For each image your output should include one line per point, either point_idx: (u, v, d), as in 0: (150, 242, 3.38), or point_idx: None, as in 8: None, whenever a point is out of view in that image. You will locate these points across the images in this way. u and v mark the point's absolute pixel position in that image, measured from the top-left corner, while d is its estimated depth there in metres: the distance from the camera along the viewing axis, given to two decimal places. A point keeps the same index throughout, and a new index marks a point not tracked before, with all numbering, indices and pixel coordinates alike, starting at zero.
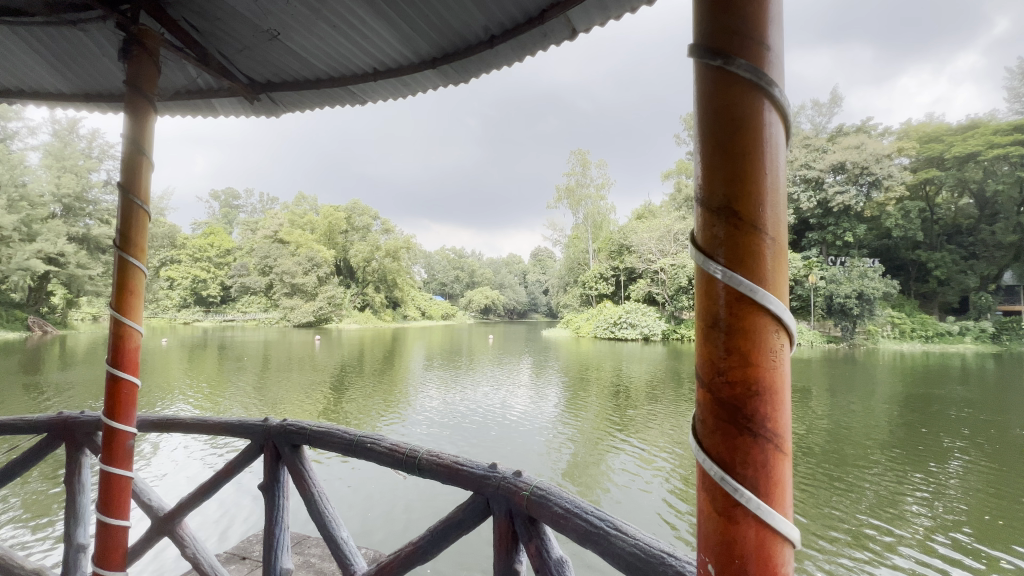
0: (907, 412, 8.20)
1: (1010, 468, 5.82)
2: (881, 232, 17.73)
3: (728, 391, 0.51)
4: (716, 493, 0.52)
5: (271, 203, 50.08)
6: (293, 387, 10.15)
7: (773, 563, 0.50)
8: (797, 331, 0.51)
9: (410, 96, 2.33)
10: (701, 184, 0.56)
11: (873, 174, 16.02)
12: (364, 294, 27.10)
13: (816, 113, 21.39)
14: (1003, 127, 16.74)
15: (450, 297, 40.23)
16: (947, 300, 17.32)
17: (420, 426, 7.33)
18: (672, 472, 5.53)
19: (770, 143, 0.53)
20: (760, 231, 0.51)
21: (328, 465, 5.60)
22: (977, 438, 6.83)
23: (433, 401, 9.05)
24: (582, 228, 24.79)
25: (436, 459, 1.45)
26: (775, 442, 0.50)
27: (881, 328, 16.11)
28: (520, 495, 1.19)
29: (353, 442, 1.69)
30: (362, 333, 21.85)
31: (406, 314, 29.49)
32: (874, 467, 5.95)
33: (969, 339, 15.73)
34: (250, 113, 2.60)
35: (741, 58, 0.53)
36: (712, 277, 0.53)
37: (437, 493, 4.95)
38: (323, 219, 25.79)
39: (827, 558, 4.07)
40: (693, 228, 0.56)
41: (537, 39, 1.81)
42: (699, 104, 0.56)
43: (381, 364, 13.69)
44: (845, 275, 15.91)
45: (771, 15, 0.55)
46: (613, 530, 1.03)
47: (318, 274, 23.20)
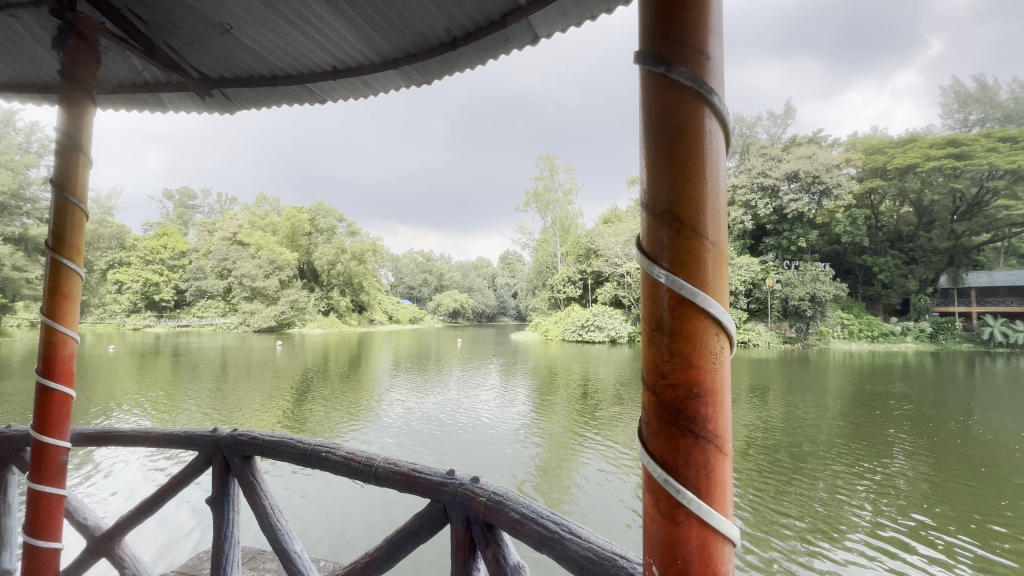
0: (857, 408, 8.64)
1: (947, 458, 6.22)
2: (831, 237, 18.70)
3: (669, 393, 0.52)
4: (659, 494, 0.52)
5: (229, 203, 48.17)
6: (253, 394, 9.76)
7: (713, 563, 0.51)
8: (736, 332, 0.52)
9: (373, 96, 2.29)
10: (645, 189, 0.56)
11: (823, 183, 16.91)
12: (328, 298, 26.37)
13: (772, 123, 22.37)
14: (938, 141, 17.22)
15: (418, 301, 39.77)
16: (890, 302, 18.42)
17: (388, 432, 7.21)
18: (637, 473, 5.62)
19: (711, 149, 0.54)
20: (702, 235, 0.52)
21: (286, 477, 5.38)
22: (919, 431, 7.26)
23: (401, 406, 8.92)
24: (550, 232, 25.02)
25: (393, 467, 1.42)
26: (716, 444, 0.51)
27: (832, 330, 16.99)
28: (477, 502, 1.17)
29: (308, 451, 1.63)
30: (326, 338, 21.25)
31: (372, 318, 28.92)
32: (827, 460, 6.24)
33: (910, 339, 16.78)
34: (202, 110, 2.50)
35: (682, 66, 0.54)
36: (658, 281, 0.53)
37: (400, 502, 4.84)
38: (286, 221, 25.04)
39: (783, 549, 4.22)
40: (637, 232, 0.57)
41: (499, 43, 1.82)
42: (646, 112, 0.57)
43: (348, 369, 13.42)
44: (799, 279, 16.66)
45: (711, 26, 0.57)
46: (568, 533, 1.03)
47: (280, 277, 22.42)
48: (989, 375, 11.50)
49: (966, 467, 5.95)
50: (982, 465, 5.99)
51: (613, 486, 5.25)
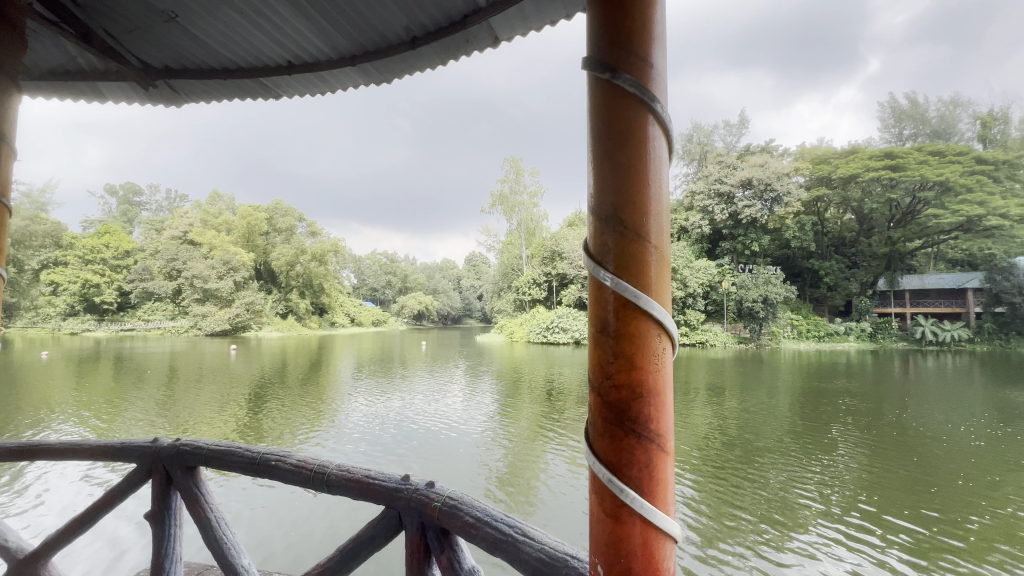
0: (805, 404, 9.10)
1: (884, 450, 6.64)
2: (782, 242, 19.62)
3: (615, 394, 0.53)
4: (604, 494, 0.53)
5: (180, 200, 45.71)
6: (204, 402, 9.28)
7: (657, 560, 0.52)
8: (677, 333, 0.54)
9: (330, 93, 2.23)
10: (592, 196, 0.57)
11: (774, 190, 17.77)
12: (287, 300, 25.47)
13: (727, 132, 23.32)
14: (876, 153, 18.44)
15: (382, 303, 39.03)
16: (835, 303, 19.54)
17: (349, 438, 7.03)
18: None
19: (654, 154, 0.55)
20: (645, 238, 0.54)
21: (236, 489, 5.11)
22: (860, 426, 7.71)
23: (362, 411, 8.73)
24: (515, 234, 25.12)
25: (347, 473, 1.38)
26: (658, 442, 0.52)
27: (782, 330, 17.86)
28: (431, 506, 1.16)
29: (257, 459, 1.57)
30: (284, 342, 20.47)
31: (333, 321, 28.14)
32: (778, 454, 6.54)
33: (852, 338, 17.84)
34: (144, 101, 2.36)
35: (626, 74, 0.55)
36: (602, 283, 0.54)
37: (358, 511, 4.69)
38: (241, 219, 23.99)
39: (736, 540, 4.37)
40: (585, 237, 0.58)
41: (459, 44, 1.81)
42: (591, 119, 0.58)
43: (307, 373, 13.01)
44: (753, 281, 17.43)
45: (656, 34, 0.58)
46: (521, 535, 1.04)
47: (234, 279, 21.43)
48: (921, 370, 12.45)
49: (901, 458, 6.35)
50: (915, 455, 6.42)
51: (577, 487, 5.30)
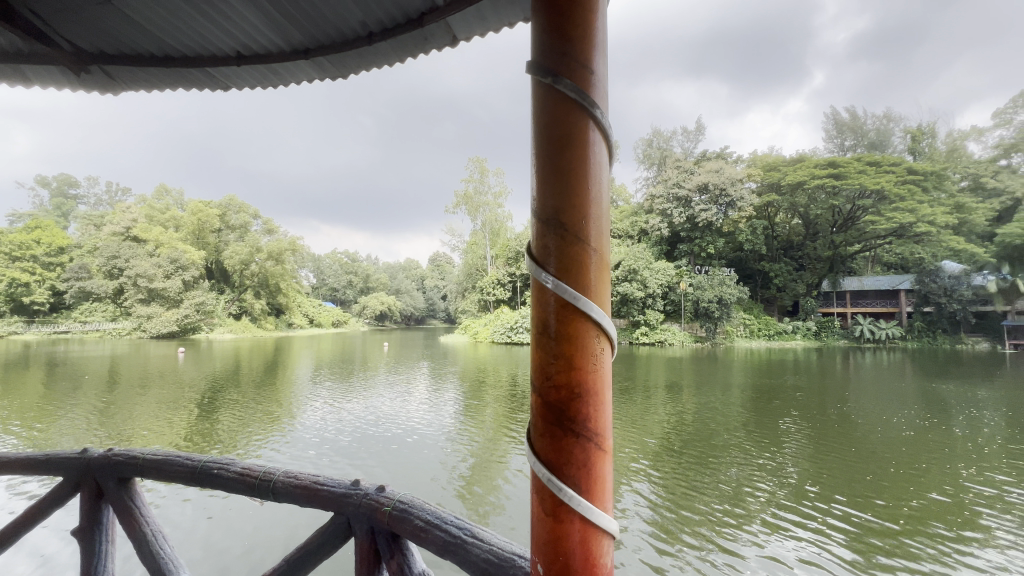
0: (756, 400, 9.53)
1: (826, 441, 7.05)
2: (736, 245, 20.47)
3: (554, 395, 0.53)
4: (544, 494, 0.54)
5: (122, 194, 42.88)
6: (149, 408, 8.74)
7: (595, 558, 0.53)
8: (617, 335, 0.55)
9: (283, 86, 2.16)
10: (535, 200, 0.58)
11: (729, 196, 18.53)
12: (241, 301, 24.39)
13: (686, 138, 24.16)
14: (822, 162, 19.12)
15: (343, 303, 38.06)
16: (784, 303, 20.60)
17: (307, 443, 6.84)
18: None
19: (595, 160, 0.56)
20: (585, 242, 0.55)
21: (167, 506, 4.71)
22: (805, 419, 8.17)
23: (322, 414, 8.50)
24: (480, 234, 25.01)
25: (294, 480, 1.33)
26: (595, 442, 0.53)
27: (736, 329, 18.69)
28: (382, 511, 1.14)
29: (198, 469, 1.50)
30: (239, 344, 19.61)
31: (291, 322, 27.19)
32: (731, 447, 6.82)
33: (799, 336, 18.89)
34: (77, 87, 2.20)
35: (568, 79, 0.56)
36: (544, 285, 0.55)
37: (305, 523, 4.47)
38: (191, 215, 22.78)
39: (690, 532, 4.51)
40: (528, 240, 0.58)
41: (418, 41, 1.79)
42: (535, 121, 0.59)
43: (263, 376, 12.55)
44: (709, 282, 18.11)
45: (597, 42, 0.59)
46: (470, 537, 1.03)
47: (183, 278, 20.32)
48: (859, 366, 13.33)
49: (841, 448, 6.77)
50: (853, 445, 6.85)
51: None
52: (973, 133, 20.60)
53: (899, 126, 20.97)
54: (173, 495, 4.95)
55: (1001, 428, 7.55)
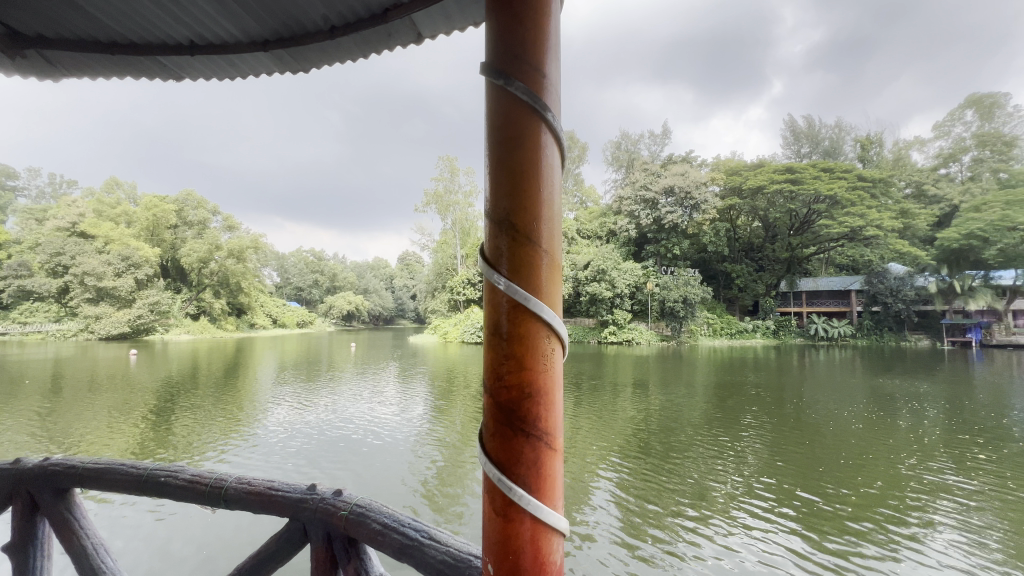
0: (719, 396, 9.86)
1: (783, 435, 7.35)
2: (700, 247, 21.13)
3: (504, 395, 0.54)
4: (494, 495, 0.54)
5: (67, 187, 40.37)
6: (98, 413, 8.31)
7: (544, 556, 0.53)
8: (567, 335, 0.56)
9: (240, 78, 2.08)
10: (488, 200, 0.58)
11: (693, 199, 19.07)
12: (199, 300, 23.38)
13: (653, 142, 24.74)
14: (780, 168, 19.49)
15: (308, 303, 37.07)
16: (745, 303, 21.40)
17: (271, 446, 6.65)
18: None
19: (547, 163, 0.57)
20: (535, 244, 0.55)
21: (107, 518, 4.45)
22: (764, 415, 8.48)
23: (286, 417, 8.29)
24: (450, 233, 24.81)
25: (247, 486, 1.29)
26: (545, 440, 0.54)
27: (700, 328, 19.27)
28: (338, 516, 1.12)
29: (143, 478, 1.42)
30: (196, 345, 18.78)
31: (253, 323, 26.29)
32: (695, 443, 7.02)
33: (759, 335, 19.66)
34: (10, 72, 2.06)
35: (519, 81, 0.57)
36: (496, 287, 0.55)
37: (257, 529, 4.32)
38: (145, 211, 21.69)
39: (655, 527, 4.60)
40: (481, 240, 0.58)
41: (381, 37, 1.76)
42: (487, 123, 0.59)
43: (223, 378, 12.12)
44: (674, 282, 18.62)
45: (550, 46, 0.60)
46: (427, 539, 1.03)
47: (136, 276, 19.32)
48: (814, 363, 14.00)
49: (797, 442, 7.07)
50: (808, 439, 7.17)
51: None
52: (916, 144, 21.95)
53: (850, 135, 22.11)
54: (114, 506, 4.69)
55: (939, 419, 8.11)
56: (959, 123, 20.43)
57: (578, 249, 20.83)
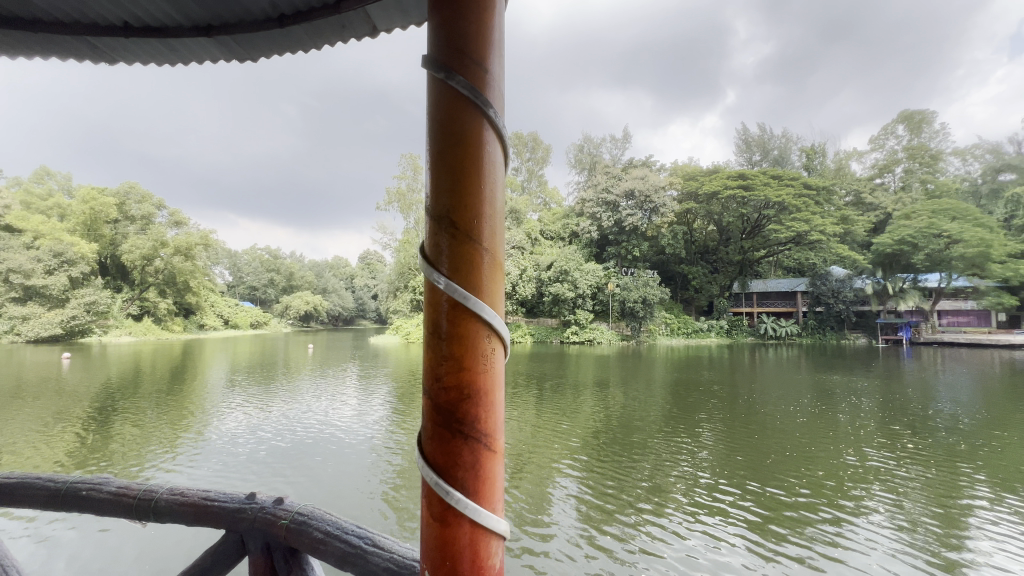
0: (676, 394, 10.18)
1: (735, 430, 7.66)
2: (659, 249, 21.80)
3: (443, 396, 0.53)
4: (432, 499, 0.53)
5: None
6: (22, 423, 7.61)
7: (483, 557, 0.52)
8: (508, 336, 0.56)
9: (182, 64, 1.96)
10: (428, 193, 0.57)
11: (652, 202, 19.62)
12: (142, 300, 21.97)
13: (614, 146, 25.32)
14: (733, 174, 20.41)
15: (263, 302, 35.59)
16: (700, 303, 22.25)
17: (221, 453, 6.36)
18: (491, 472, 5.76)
19: (489, 160, 0.56)
20: (475, 241, 0.54)
21: (18, 542, 4.02)
22: (718, 411, 8.81)
23: (238, 421, 7.95)
24: (412, 232, 24.44)
25: (180, 497, 1.22)
26: (486, 443, 0.53)
27: (658, 327, 19.88)
28: (278, 525, 1.07)
29: (62, 490, 1.32)
30: (139, 347, 17.65)
31: (202, 323, 25.00)
32: (653, 439, 7.21)
33: (713, 334, 20.45)
34: None
35: (461, 76, 0.55)
36: (436, 286, 0.54)
37: (193, 545, 4.04)
38: (81, 204, 20.17)
39: (616, 522, 4.64)
40: (421, 239, 0.56)
41: (335, 29, 1.70)
42: (428, 117, 0.58)
43: (168, 382, 11.45)
44: (634, 283, 19.11)
45: (493, 43, 0.59)
46: (370, 546, 1.00)
47: (70, 274, 17.93)
48: (764, 361, 14.74)
49: (748, 436, 7.38)
50: (757, 433, 7.50)
51: None
52: (855, 155, 23.51)
53: (797, 145, 23.42)
54: (25, 530, 4.23)
55: (875, 412, 8.72)
56: (892, 136, 22.03)
57: (541, 249, 21.05)
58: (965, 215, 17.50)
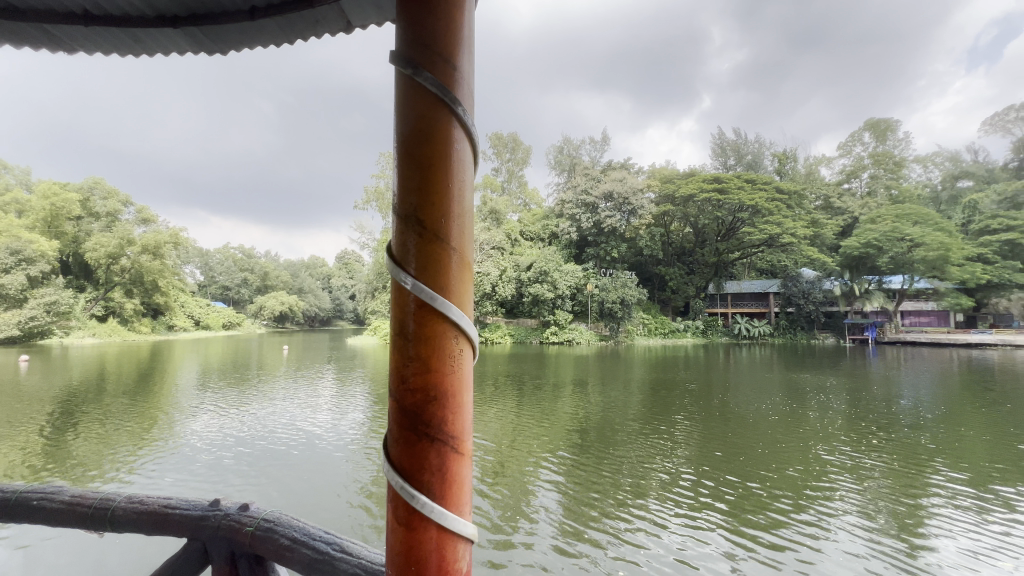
0: (653, 393, 10.31)
1: (710, 428, 7.80)
2: (637, 250, 22.11)
3: (409, 398, 0.52)
4: (398, 503, 0.52)
5: None
6: None
7: (450, 562, 0.52)
8: (477, 337, 0.55)
9: (146, 55, 1.88)
10: (396, 192, 0.56)
11: (631, 204, 19.88)
12: (106, 300, 21.08)
13: (593, 148, 25.57)
14: (709, 177, 20.83)
15: (235, 303, 34.63)
16: (677, 304, 22.64)
17: (191, 458, 6.17)
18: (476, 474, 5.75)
19: (460, 157, 0.56)
20: (445, 242, 0.53)
21: None
22: (694, 410, 8.97)
23: (209, 425, 7.72)
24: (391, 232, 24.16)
25: (138, 506, 1.17)
26: (451, 444, 0.52)
27: (636, 328, 20.15)
28: (243, 532, 1.05)
29: (9, 501, 1.26)
30: (103, 349, 16.93)
31: (171, 324, 24.18)
32: (631, 437, 7.30)
33: (689, 334, 20.83)
34: None
35: (429, 72, 0.55)
36: (405, 286, 0.52)
37: (154, 558, 3.85)
38: (40, 199, 19.23)
39: (594, 521, 4.65)
40: (388, 238, 0.55)
41: (308, 23, 1.67)
42: (396, 114, 0.57)
43: (134, 385, 11.04)
44: (612, 284, 19.35)
45: (463, 41, 0.59)
46: (339, 552, 0.99)
47: (28, 272, 17.07)
48: (738, 361, 15.09)
49: (722, 434, 7.52)
50: (731, 431, 7.66)
51: None
52: (824, 161, 24.32)
53: (770, 150, 24.02)
54: None
55: (843, 409, 9.01)
56: (859, 143, 22.86)
57: (521, 249, 21.10)
58: (926, 220, 18.27)
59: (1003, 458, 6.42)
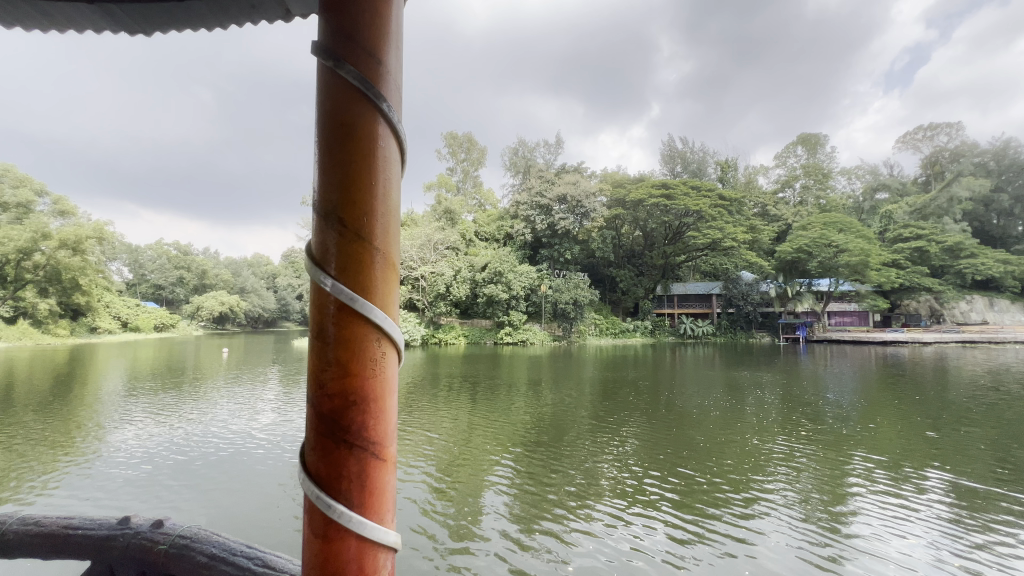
0: (603, 392, 10.60)
1: (657, 424, 8.10)
2: (589, 252, 22.64)
3: (328, 403, 0.50)
4: (313, 513, 0.50)
5: None
6: None
7: (370, 567, 0.50)
8: (402, 338, 0.54)
9: (56, 29, 1.71)
10: (319, 187, 0.53)
11: (584, 207, 20.37)
12: (16, 299, 18.99)
13: (548, 151, 25.95)
14: (658, 183, 21.57)
15: (169, 303, 32.34)
16: (627, 305, 23.42)
17: (116, 471, 5.73)
18: (432, 475, 5.68)
19: (384, 156, 0.54)
20: (368, 241, 0.52)
21: None
22: (642, 407, 9.28)
23: (137, 434, 7.18)
24: None
25: (37, 528, 1.18)
26: (372, 450, 0.50)
27: (588, 328, 20.62)
28: (157, 550, 1.09)
29: None
30: (12, 354, 15.26)
31: (94, 327, 22.19)
32: (582, 434, 7.47)
33: (639, 333, 21.55)
34: None
35: (351, 65, 0.53)
36: (323, 288, 0.50)
37: None
38: None
39: (547, 518, 4.66)
40: (309, 237, 0.53)
41: (243, 8, 1.58)
42: (317, 104, 0.55)
43: (49, 393, 10.07)
44: (566, 285, 19.70)
45: (391, 35, 0.58)
46: (260, 565, 1.03)
47: None
48: (683, 359, 15.81)
49: (668, 429, 7.84)
50: (676, 426, 8.01)
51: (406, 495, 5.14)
52: (762, 170, 25.95)
53: (713, 159, 25.32)
54: None
55: (777, 404, 9.61)
56: (792, 155, 24.58)
57: (476, 250, 21.06)
58: (849, 228, 19.84)
59: (913, 444, 7.09)
